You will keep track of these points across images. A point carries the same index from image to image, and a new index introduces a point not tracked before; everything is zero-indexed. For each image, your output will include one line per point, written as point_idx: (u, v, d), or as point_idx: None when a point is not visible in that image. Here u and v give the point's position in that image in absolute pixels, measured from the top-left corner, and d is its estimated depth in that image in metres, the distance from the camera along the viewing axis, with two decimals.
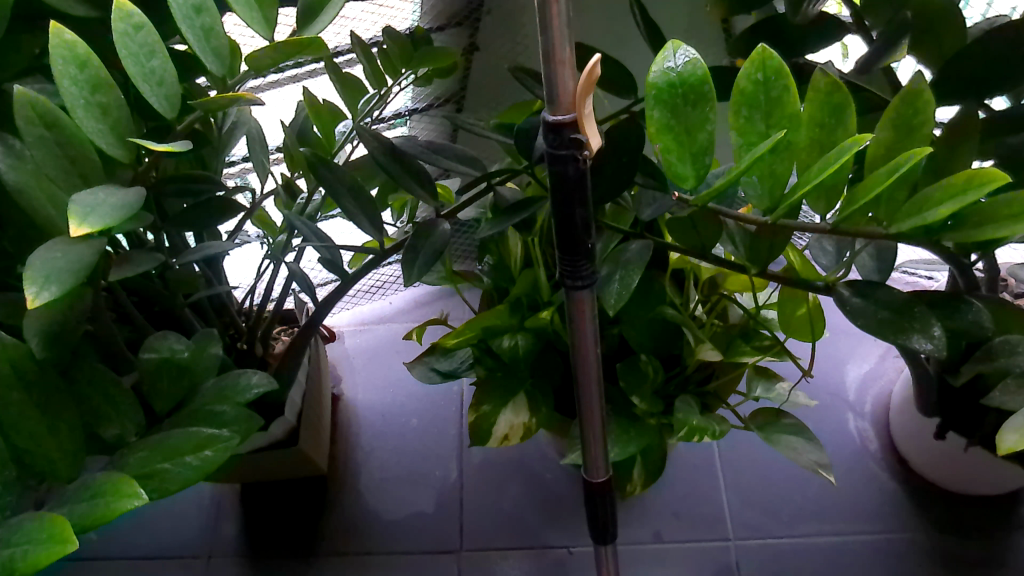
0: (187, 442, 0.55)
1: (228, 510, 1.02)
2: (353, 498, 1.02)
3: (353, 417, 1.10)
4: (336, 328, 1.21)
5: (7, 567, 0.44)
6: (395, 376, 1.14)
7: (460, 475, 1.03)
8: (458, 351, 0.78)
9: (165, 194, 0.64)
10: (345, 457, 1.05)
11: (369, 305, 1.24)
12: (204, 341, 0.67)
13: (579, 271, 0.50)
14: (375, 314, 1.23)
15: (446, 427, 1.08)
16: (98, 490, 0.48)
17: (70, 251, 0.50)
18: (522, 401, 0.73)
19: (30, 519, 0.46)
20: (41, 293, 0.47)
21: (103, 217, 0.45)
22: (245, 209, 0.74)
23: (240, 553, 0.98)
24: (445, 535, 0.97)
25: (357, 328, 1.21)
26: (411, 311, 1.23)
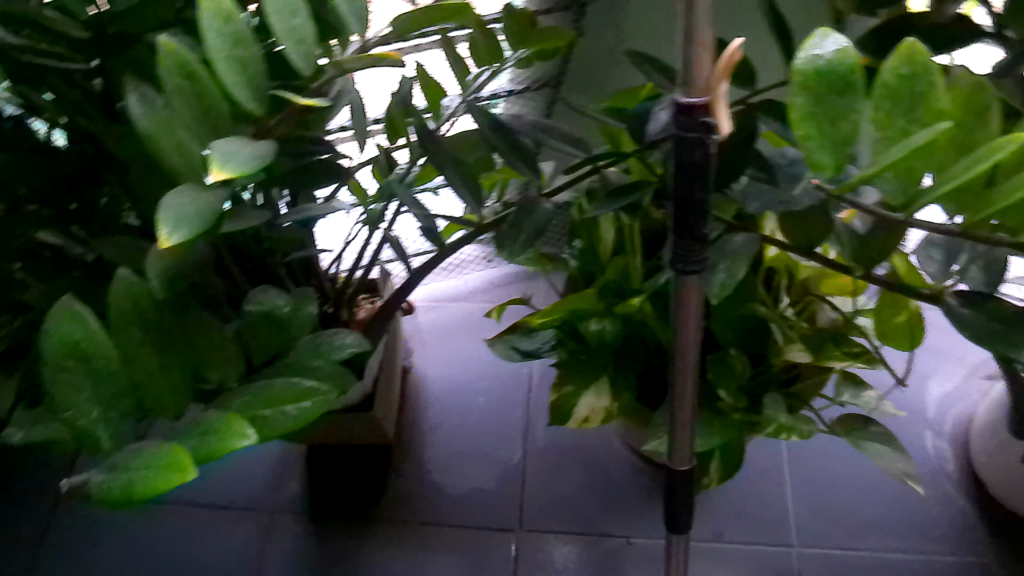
0: (288, 393, 0.57)
1: (291, 468, 1.06)
2: (417, 469, 1.03)
3: (421, 391, 1.11)
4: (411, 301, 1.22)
5: (127, 489, 0.46)
6: (466, 354, 1.14)
7: (523, 456, 1.03)
8: (540, 331, 0.78)
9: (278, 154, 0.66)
10: (410, 428, 1.07)
11: (444, 283, 1.22)
12: (302, 300, 0.69)
13: (692, 257, 0.50)
14: (448, 293, 1.22)
15: (512, 407, 1.08)
16: (208, 428, 0.50)
17: (198, 199, 0.52)
18: (605, 385, 0.74)
19: (148, 447, 0.48)
20: (173, 235, 0.49)
21: (239, 165, 0.47)
22: (341, 176, 0.75)
23: (302, 511, 1.02)
24: (505, 512, 0.98)
25: (431, 304, 1.21)
26: (486, 292, 1.21)
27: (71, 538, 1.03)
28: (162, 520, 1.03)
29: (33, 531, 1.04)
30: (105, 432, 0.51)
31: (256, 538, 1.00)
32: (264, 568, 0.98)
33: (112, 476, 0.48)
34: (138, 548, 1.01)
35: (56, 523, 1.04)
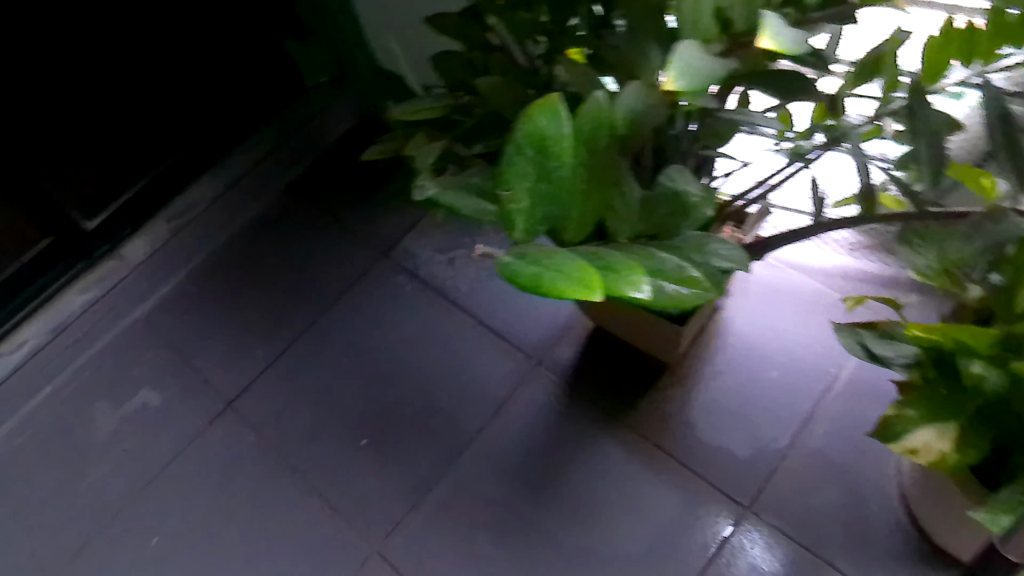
0: (674, 274, 0.58)
1: (573, 336, 1.13)
2: (682, 401, 1.04)
3: (721, 333, 1.08)
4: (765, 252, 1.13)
5: (536, 281, 0.49)
6: (781, 325, 1.07)
7: (788, 447, 0.99)
8: (903, 342, 0.72)
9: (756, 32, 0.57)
10: (694, 362, 1.07)
11: (800, 247, 1.11)
12: (710, 197, 0.68)
13: None
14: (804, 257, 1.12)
15: (802, 398, 1.02)
16: (612, 266, 0.53)
17: (705, 59, 0.53)
18: (953, 430, 0.67)
19: (563, 256, 0.51)
20: (676, 80, 0.51)
21: (779, 41, 0.46)
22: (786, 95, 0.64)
23: (565, 376, 1.10)
24: (743, 486, 0.97)
25: (779, 263, 1.11)
26: (842, 281, 1.08)
27: (393, 299, 1.24)
28: (459, 321, 1.19)
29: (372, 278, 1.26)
30: (522, 220, 0.56)
31: (514, 377, 1.11)
32: (510, 403, 1.10)
33: (522, 262, 0.51)
34: (422, 333, 1.19)
35: (389, 281, 1.25)
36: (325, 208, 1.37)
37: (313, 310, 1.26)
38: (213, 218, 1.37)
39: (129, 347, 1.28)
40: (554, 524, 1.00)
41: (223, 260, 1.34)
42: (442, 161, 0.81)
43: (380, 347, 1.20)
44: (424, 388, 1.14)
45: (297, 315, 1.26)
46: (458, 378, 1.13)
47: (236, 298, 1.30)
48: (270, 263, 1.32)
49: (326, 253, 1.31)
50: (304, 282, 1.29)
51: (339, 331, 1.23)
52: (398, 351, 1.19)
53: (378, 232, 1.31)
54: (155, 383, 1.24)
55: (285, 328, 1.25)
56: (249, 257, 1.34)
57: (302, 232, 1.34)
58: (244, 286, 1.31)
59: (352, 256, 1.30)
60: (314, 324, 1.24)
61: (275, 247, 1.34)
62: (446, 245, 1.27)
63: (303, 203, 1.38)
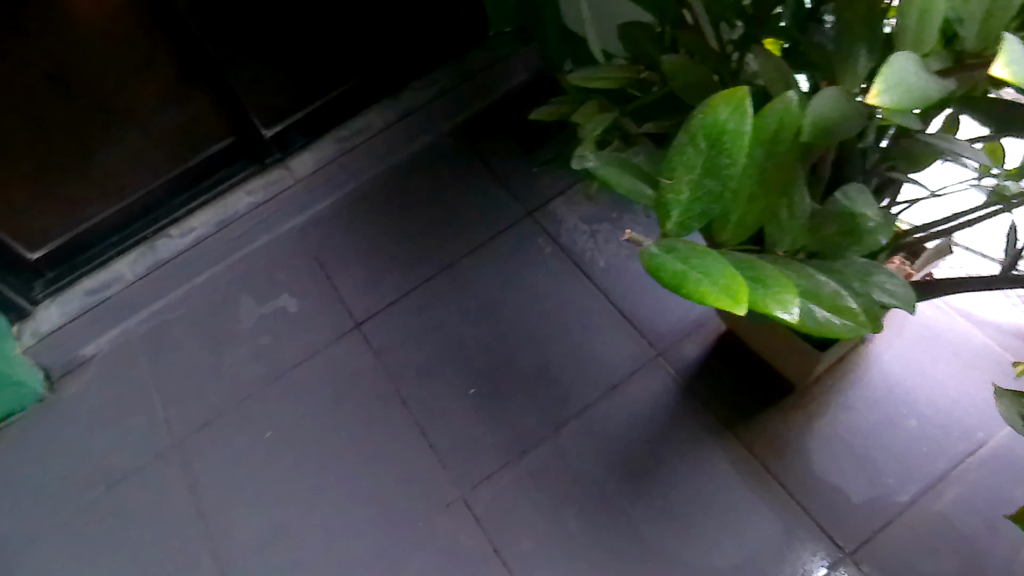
0: (829, 300, 0.54)
1: (702, 335, 1.09)
2: (804, 427, 0.99)
3: (863, 367, 1.00)
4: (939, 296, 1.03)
5: (679, 281, 0.47)
6: (935, 373, 0.98)
7: (909, 503, 0.91)
8: None
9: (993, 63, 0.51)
10: (826, 390, 1.00)
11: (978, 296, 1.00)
12: (890, 223, 0.62)
13: None
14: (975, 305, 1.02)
15: (938, 457, 0.93)
16: (763, 281, 0.49)
17: (923, 75, 0.48)
18: None
19: (713, 261, 0.48)
20: (883, 94, 0.46)
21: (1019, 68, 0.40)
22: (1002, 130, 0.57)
23: (685, 373, 1.07)
24: (849, 530, 0.91)
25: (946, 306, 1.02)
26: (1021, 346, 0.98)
27: (528, 258, 1.24)
28: (590, 295, 1.17)
29: (511, 234, 1.27)
30: (677, 213, 0.52)
31: (634, 361, 1.10)
32: (623, 387, 1.08)
33: (670, 256, 0.49)
34: (550, 297, 1.19)
35: (528, 241, 1.26)
36: (482, 156, 1.38)
37: (451, 253, 1.28)
38: (379, 146, 1.41)
39: (281, 252, 1.37)
40: (642, 517, 0.99)
41: (378, 189, 1.39)
42: (608, 133, 0.79)
43: (507, 302, 1.21)
44: (542, 352, 1.14)
45: (436, 254, 1.29)
46: (577, 349, 1.13)
47: (384, 227, 1.34)
48: (421, 199, 1.36)
49: (475, 200, 1.33)
50: (449, 224, 1.31)
51: (472, 278, 1.25)
52: (525, 310, 1.19)
53: (528, 189, 1.31)
54: (296, 290, 1.32)
55: (422, 264, 1.28)
56: (402, 190, 1.38)
57: (456, 175, 1.37)
58: (393, 217, 1.35)
59: (500, 208, 1.31)
60: (449, 267, 1.27)
61: (427, 185, 1.37)
62: (592, 215, 1.25)
63: (463, 148, 1.40)
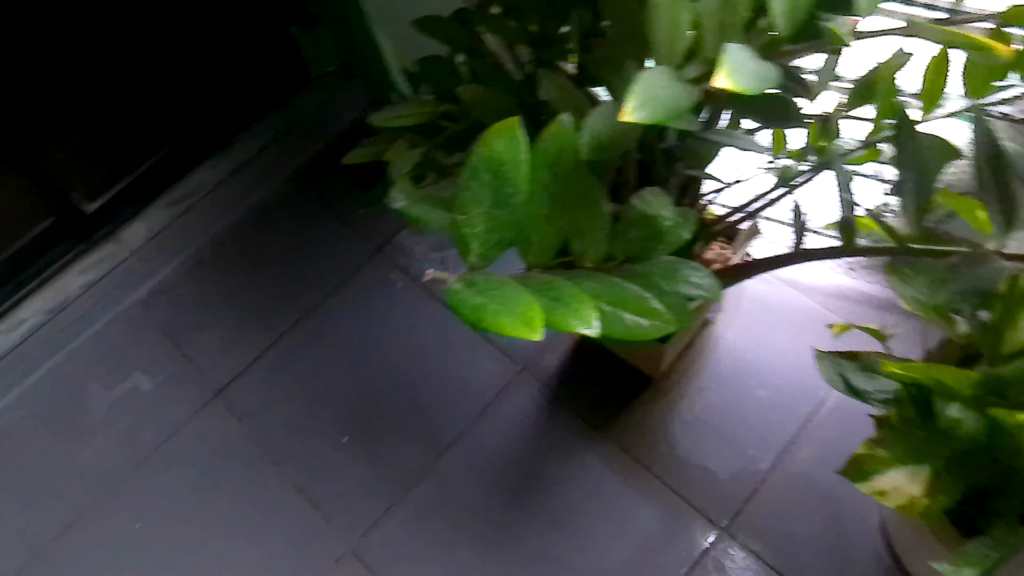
0: (634, 303, 0.57)
1: (561, 343, 1.11)
2: (665, 414, 1.03)
3: (709, 349, 1.06)
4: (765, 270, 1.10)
5: (478, 313, 0.48)
6: (774, 342, 1.05)
7: (770, 469, 0.97)
8: (884, 377, 0.69)
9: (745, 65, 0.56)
10: (680, 375, 1.05)
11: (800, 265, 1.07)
12: (687, 220, 0.66)
13: None
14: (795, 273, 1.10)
15: (788, 420, 0.99)
16: (562, 299, 0.51)
17: (673, 85, 0.51)
18: (924, 474, 0.64)
19: (509, 289, 0.50)
20: (637, 110, 0.48)
21: (742, 77, 0.43)
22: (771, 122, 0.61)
23: (550, 383, 1.09)
24: (721, 506, 0.95)
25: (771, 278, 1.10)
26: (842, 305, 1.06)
27: (384, 296, 1.23)
28: (448, 322, 1.18)
29: (362, 273, 1.26)
30: (477, 245, 0.54)
31: (501, 380, 1.11)
32: (495, 407, 1.09)
33: (469, 291, 0.50)
34: (410, 330, 1.19)
35: (381, 278, 1.25)
36: (324, 200, 1.36)
37: (306, 301, 1.25)
38: (215, 204, 1.36)
39: (124, 329, 1.28)
40: (532, 533, 0.99)
41: (221, 248, 1.34)
42: (422, 167, 0.80)
43: (370, 343, 1.19)
44: (412, 386, 1.14)
45: (290, 306, 1.26)
46: (445, 377, 1.13)
47: (232, 287, 1.29)
48: (267, 252, 1.32)
49: (322, 245, 1.31)
50: (299, 273, 1.28)
51: (331, 323, 1.22)
52: (389, 348, 1.18)
53: (373, 225, 1.30)
54: (146, 366, 1.24)
55: (277, 318, 1.25)
56: (245, 246, 1.33)
57: (300, 223, 1.34)
58: (241, 274, 1.30)
59: (349, 249, 1.29)
60: (307, 316, 1.24)
61: (272, 237, 1.33)
62: (440, 243, 1.26)
63: (304, 193, 1.37)
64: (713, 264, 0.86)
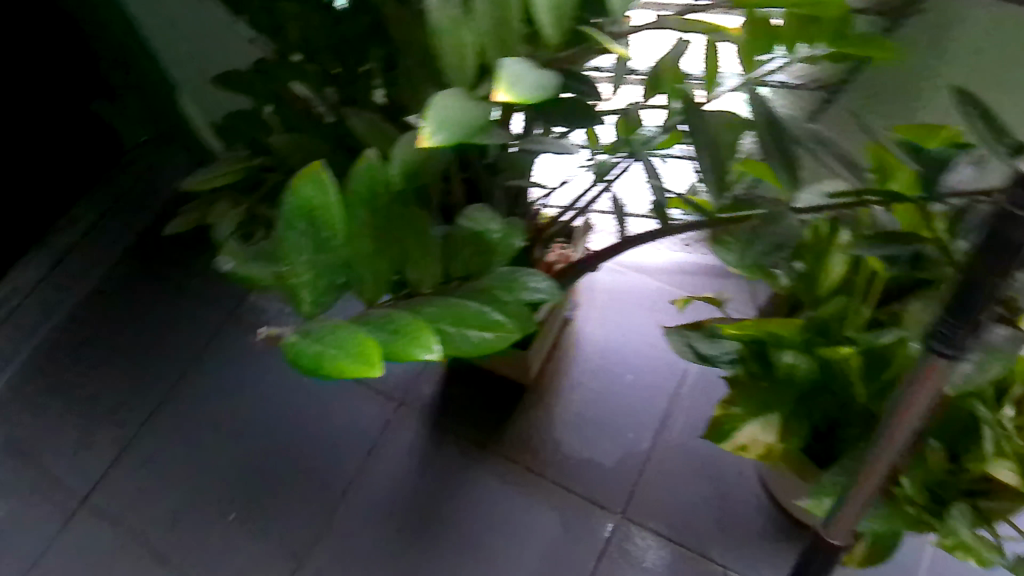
0: (476, 319, 0.58)
1: (434, 371, 1.12)
2: (544, 417, 1.05)
3: (574, 345, 1.09)
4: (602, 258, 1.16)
5: (316, 361, 0.48)
6: (632, 328, 1.09)
7: (651, 447, 1.01)
8: (727, 340, 0.72)
9: None
10: (551, 377, 1.07)
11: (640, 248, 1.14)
12: (514, 227, 0.68)
13: (953, 338, 0.45)
14: (633, 259, 1.15)
15: (657, 396, 1.04)
16: (400, 329, 0.51)
17: (467, 106, 0.51)
18: (775, 421, 0.69)
19: (344, 330, 0.50)
20: (434, 134, 0.49)
21: (521, 90, 0.45)
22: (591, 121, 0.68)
23: (429, 412, 1.08)
24: (613, 494, 0.98)
25: (614, 268, 1.15)
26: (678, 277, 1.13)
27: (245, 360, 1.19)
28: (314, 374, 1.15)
29: (217, 341, 1.21)
30: (308, 293, 0.53)
31: (380, 420, 1.09)
32: (379, 449, 1.07)
33: (306, 341, 0.50)
34: (277, 391, 1.15)
35: (239, 346, 1.21)
36: (164, 276, 1.30)
37: (162, 384, 1.18)
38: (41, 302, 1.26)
39: None
40: (439, 566, 0.97)
41: (56, 348, 1.24)
42: (250, 225, 0.78)
43: (238, 413, 1.14)
44: (290, 448, 1.10)
45: (146, 392, 1.18)
46: (323, 431, 1.10)
47: (75, 386, 1.20)
48: (110, 341, 1.23)
49: (169, 324, 1.24)
50: (148, 357, 1.21)
51: (193, 402, 1.16)
52: (259, 413, 1.14)
53: (221, 292, 1.26)
54: None
55: (133, 408, 1.17)
56: (84, 340, 1.24)
57: (142, 304, 1.27)
58: (83, 371, 1.21)
59: (201, 321, 1.24)
60: (167, 399, 1.17)
61: (113, 325, 1.25)
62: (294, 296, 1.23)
63: (142, 274, 1.31)
64: (556, 265, 0.89)
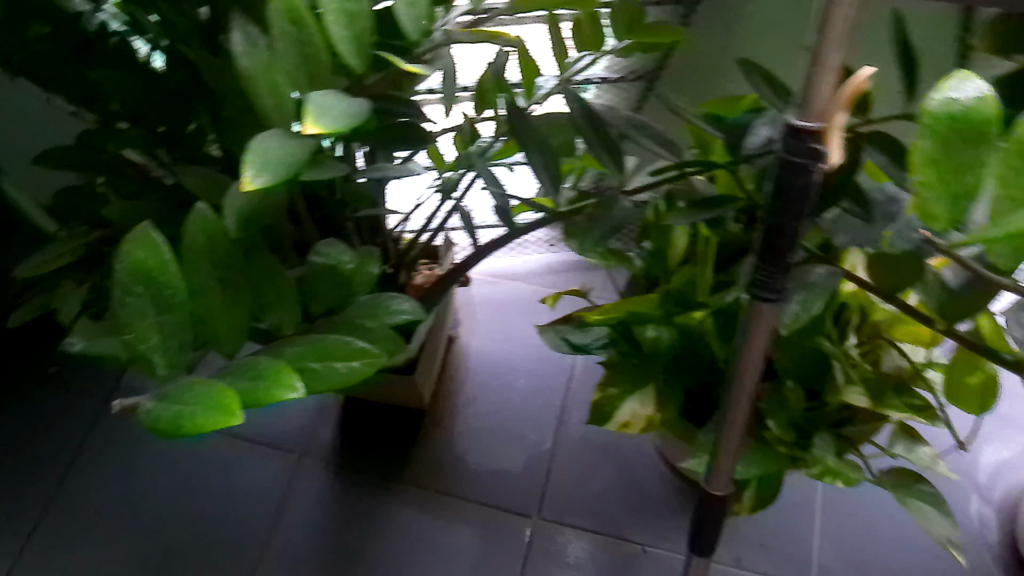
0: (341, 350, 0.58)
1: (328, 416, 1.09)
2: (445, 437, 1.05)
3: (463, 361, 1.12)
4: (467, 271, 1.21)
5: (174, 422, 0.46)
6: (515, 333, 1.14)
7: (553, 445, 1.04)
8: (595, 327, 0.76)
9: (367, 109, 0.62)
10: (446, 398, 1.09)
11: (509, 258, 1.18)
12: (367, 257, 0.69)
13: (773, 285, 0.49)
14: (505, 268, 1.21)
15: (551, 394, 1.08)
16: (261, 373, 0.51)
17: (287, 143, 0.52)
18: (651, 393, 0.72)
19: (199, 385, 0.49)
20: (256, 177, 0.49)
21: (334, 120, 0.46)
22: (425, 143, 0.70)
23: (331, 458, 1.06)
24: (526, 498, 0.99)
25: (487, 278, 1.21)
26: (545, 275, 1.20)
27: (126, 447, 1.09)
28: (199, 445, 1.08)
29: (83, 434, 1.11)
30: (160, 358, 0.51)
31: (281, 477, 1.05)
32: (286, 508, 1.02)
33: (162, 405, 0.48)
34: (164, 468, 1.06)
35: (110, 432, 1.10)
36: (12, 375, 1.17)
37: (40, 491, 1.06)
38: None
39: None
40: None
41: None
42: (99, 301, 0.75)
43: (132, 504, 1.04)
44: (190, 529, 1.01)
45: (21, 503, 1.04)
46: (222, 500, 1.03)
47: None
48: None
49: (30, 424, 1.12)
50: (18, 464, 1.08)
51: (76, 502, 1.04)
52: (150, 500, 1.04)
53: (83, 380, 1.16)
54: None
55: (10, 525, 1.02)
56: None
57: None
58: None
59: (65, 416, 1.13)
60: (50, 504, 1.04)
61: None
62: None
63: None
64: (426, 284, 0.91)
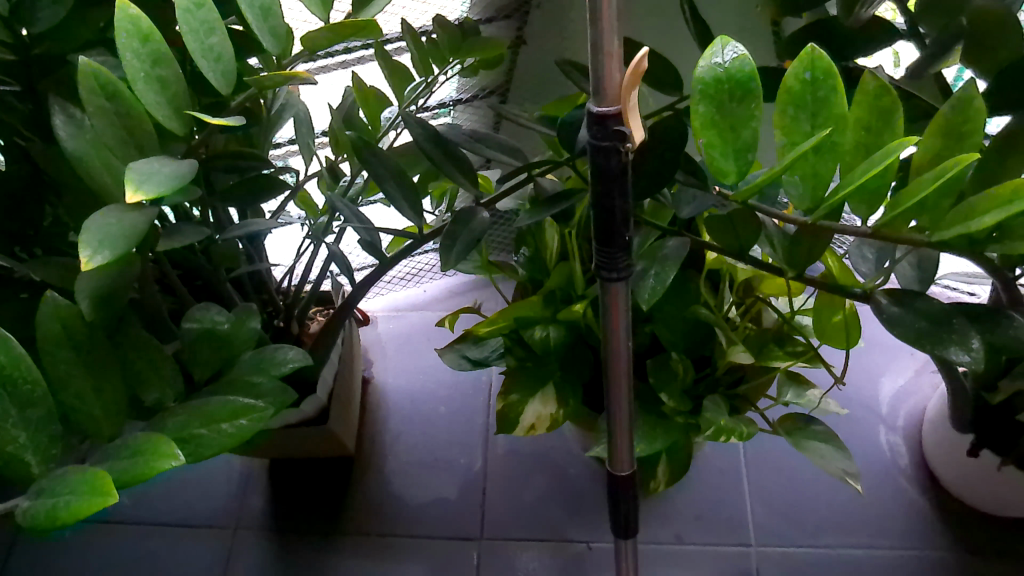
0: (224, 411, 0.54)
1: (256, 482, 1.07)
2: (376, 479, 1.05)
3: (381, 400, 1.12)
4: (370, 311, 1.24)
5: (49, 516, 0.43)
6: (427, 364, 1.16)
7: (483, 464, 1.04)
8: (490, 340, 0.79)
9: (213, 169, 0.63)
10: (371, 440, 1.08)
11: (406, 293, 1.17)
12: (242, 316, 0.68)
13: (616, 264, 0.50)
14: (408, 301, 1.25)
15: (475, 415, 1.10)
16: (138, 449, 0.47)
17: (124, 217, 0.49)
18: (551, 392, 0.74)
19: (73, 471, 0.45)
20: (95, 256, 0.46)
21: (156, 186, 0.46)
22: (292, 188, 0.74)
23: (265, 524, 1.02)
24: (466, 522, 0.99)
25: (391, 313, 1.24)
26: (447, 299, 1.24)
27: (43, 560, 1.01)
28: (125, 541, 1.03)
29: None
30: (34, 456, 0.46)
31: (219, 555, 1.00)
32: None
33: (37, 501, 0.44)
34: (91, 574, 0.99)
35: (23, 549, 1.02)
36: None
37: None
38: None
39: None
40: None
41: None
42: None
43: None
44: None
45: None
46: None
47: None
48: None
49: None
50: None
51: None
52: None
53: None
54: None
55: None
56: None
57: None
58: None
59: None
60: None
61: None
62: None
63: None
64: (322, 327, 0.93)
